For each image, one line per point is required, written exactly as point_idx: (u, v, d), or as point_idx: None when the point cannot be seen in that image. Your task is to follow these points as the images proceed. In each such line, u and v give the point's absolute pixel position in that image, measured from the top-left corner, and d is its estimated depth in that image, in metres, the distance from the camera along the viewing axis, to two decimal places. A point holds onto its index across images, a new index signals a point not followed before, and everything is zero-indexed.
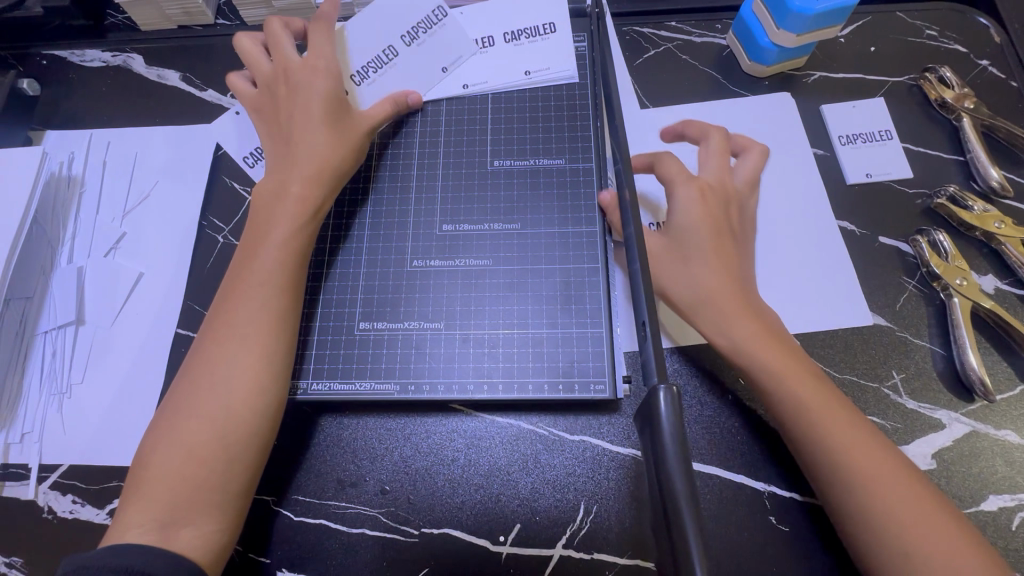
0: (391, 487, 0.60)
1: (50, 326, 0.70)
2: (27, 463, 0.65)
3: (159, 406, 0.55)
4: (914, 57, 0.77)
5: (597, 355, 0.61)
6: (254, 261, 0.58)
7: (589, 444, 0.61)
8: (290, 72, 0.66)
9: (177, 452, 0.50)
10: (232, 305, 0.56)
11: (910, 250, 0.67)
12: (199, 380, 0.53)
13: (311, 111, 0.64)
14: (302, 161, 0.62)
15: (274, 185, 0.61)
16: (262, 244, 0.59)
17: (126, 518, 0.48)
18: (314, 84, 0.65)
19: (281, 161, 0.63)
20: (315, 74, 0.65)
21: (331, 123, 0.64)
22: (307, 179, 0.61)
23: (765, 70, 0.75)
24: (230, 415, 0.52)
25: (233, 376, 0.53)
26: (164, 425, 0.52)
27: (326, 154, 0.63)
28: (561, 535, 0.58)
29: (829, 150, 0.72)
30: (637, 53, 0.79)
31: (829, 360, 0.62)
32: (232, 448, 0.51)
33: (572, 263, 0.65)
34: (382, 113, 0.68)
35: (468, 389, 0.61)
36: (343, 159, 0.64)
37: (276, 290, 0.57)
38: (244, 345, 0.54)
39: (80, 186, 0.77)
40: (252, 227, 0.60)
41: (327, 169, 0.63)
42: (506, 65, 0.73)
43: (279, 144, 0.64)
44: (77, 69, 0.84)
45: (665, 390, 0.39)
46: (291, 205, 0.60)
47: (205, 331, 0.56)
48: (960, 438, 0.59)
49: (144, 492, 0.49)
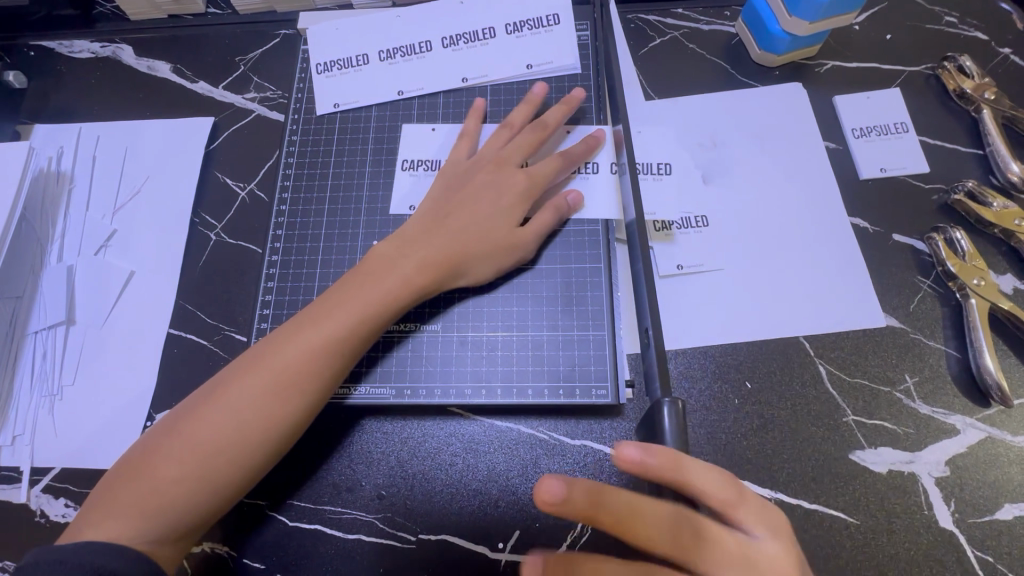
0: (387, 492, 0.59)
1: (40, 326, 0.68)
2: (18, 466, 0.63)
3: (178, 417, 0.51)
4: (932, 45, 0.73)
5: (599, 358, 0.60)
6: (335, 321, 0.53)
7: (591, 449, 0.59)
8: (529, 168, 0.62)
9: (192, 474, 0.49)
10: (293, 353, 0.51)
11: (924, 248, 0.64)
12: (219, 399, 0.50)
13: (478, 208, 0.60)
14: (433, 248, 0.57)
15: (392, 256, 0.57)
16: (342, 306, 0.54)
17: (101, 511, 0.48)
18: (513, 183, 0.61)
19: (413, 242, 0.58)
20: (520, 177, 0.62)
21: (496, 220, 0.60)
22: (424, 265, 0.56)
23: (776, 59, 0.72)
24: (236, 449, 0.49)
25: (253, 412, 0.50)
26: (185, 449, 0.49)
27: (466, 246, 0.58)
28: (561, 543, 0.57)
29: (842, 143, 0.69)
30: (642, 41, 0.76)
31: (838, 362, 0.60)
32: (225, 476, 0.49)
33: (574, 262, 0.63)
34: (545, 217, 0.61)
35: (465, 393, 0.60)
36: (483, 261, 0.59)
37: (329, 357, 0.52)
38: (276, 393, 0.50)
39: (70, 182, 0.75)
40: (348, 286, 0.55)
41: (455, 261, 0.58)
42: (506, 56, 0.70)
43: (426, 226, 0.59)
44: (65, 61, 0.82)
45: (669, 404, 0.42)
46: (395, 284, 0.55)
47: (253, 350, 0.53)
48: (975, 445, 0.57)
49: (146, 504, 0.48)
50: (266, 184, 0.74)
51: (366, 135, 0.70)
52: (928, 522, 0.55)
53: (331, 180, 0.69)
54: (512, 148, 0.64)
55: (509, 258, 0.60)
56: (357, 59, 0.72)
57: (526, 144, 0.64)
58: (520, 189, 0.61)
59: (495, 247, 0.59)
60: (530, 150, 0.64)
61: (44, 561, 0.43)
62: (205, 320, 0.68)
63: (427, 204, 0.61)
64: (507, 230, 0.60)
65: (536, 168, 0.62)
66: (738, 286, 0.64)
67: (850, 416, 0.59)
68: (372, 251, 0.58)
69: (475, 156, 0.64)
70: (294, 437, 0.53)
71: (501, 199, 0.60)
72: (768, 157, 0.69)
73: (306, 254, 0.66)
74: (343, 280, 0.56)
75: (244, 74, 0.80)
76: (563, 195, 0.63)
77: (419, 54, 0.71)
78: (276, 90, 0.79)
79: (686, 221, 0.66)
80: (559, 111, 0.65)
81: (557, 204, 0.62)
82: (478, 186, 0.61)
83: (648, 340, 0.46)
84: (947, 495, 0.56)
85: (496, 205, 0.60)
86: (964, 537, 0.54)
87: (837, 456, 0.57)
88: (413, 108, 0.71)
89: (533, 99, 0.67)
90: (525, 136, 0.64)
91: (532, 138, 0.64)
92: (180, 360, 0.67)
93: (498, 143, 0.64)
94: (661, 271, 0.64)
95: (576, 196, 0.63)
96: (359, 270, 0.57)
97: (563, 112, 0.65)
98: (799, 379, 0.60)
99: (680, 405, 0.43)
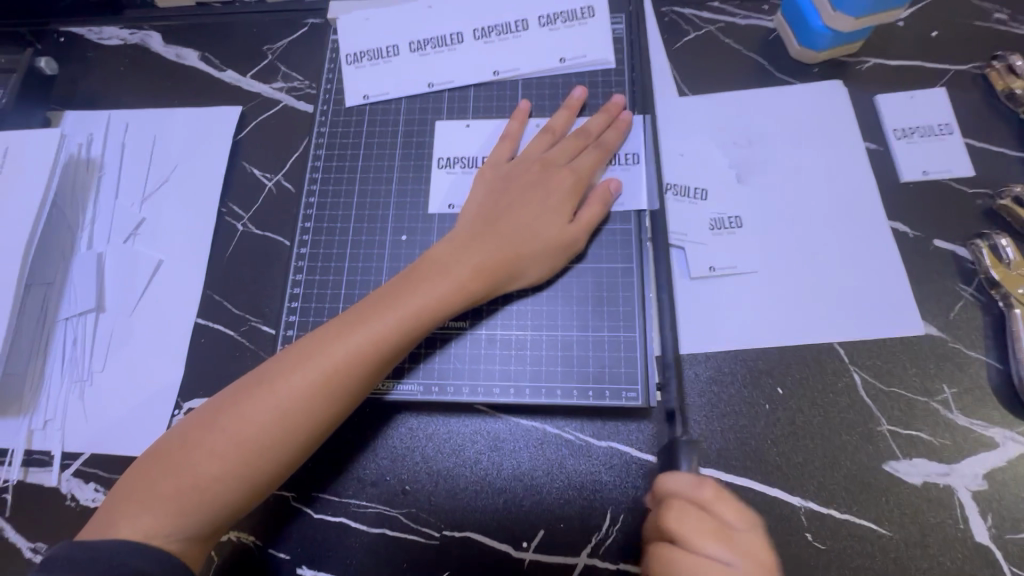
0: (412, 487, 0.59)
1: (71, 312, 0.69)
2: (50, 450, 0.64)
3: (218, 411, 0.50)
4: (980, 43, 0.71)
5: (629, 360, 0.59)
6: (385, 325, 0.52)
7: (618, 450, 0.58)
8: (575, 171, 0.61)
9: (232, 473, 0.49)
10: (339, 354, 0.51)
11: (967, 254, 0.62)
12: (256, 397, 0.50)
13: (528, 212, 0.59)
14: (483, 252, 0.56)
15: (446, 260, 0.56)
16: (390, 309, 0.53)
17: (136, 504, 0.48)
18: (561, 183, 0.60)
19: (462, 245, 0.57)
20: (568, 179, 0.60)
21: (546, 222, 0.58)
22: (475, 270, 0.55)
23: (816, 56, 0.70)
24: (276, 448, 0.49)
25: (294, 413, 0.50)
26: (226, 446, 0.49)
27: (517, 249, 0.57)
28: (587, 543, 0.56)
29: (883, 145, 0.67)
30: (677, 36, 0.74)
31: (873, 370, 0.59)
32: (260, 475, 0.49)
33: (605, 262, 0.62)
34: (593, 216, 0.60)
35: (493, 392, 0.59)
36: (537, 262, 0.58)
37: (375, 361, 0.52)
38: (319, 393, 0.50)
39: (99, 169, 0.75)
40: (395, 288, 0.55)
41: (506, 264, 0.57)
42: (539, 49, 0.69)
43: (473, 230, 0.58)
44: (95, 47, 0.82)
45: (686, 450, 0.49)
46: (448, 289, 0.54)
47: (296, 348, 0.53)
48: (1014, 458, 0.56)
49: (184, 501, 0.48)
50: (294, 175, 0.74)
51: (395, 128, 0.70)
52: (963, 535, 0.54)
53: (359, 173, 0.69)
54: (555, 152, 0.62)
55: (562, 258, 0.59)
56: (387, 50, 0.71)
57: (570, 149, 0.63)
58: (569, 190, 0.60)
59: (549, 247, 0.58)
60: (575, 155, 0.63)
61: (79, 559, 0.44)
62: (232, 310, 0.69)
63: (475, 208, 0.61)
64: (559, 227, 0.59)
65: (584, 172, 0.61)
66: (773, 290, 0.62)
67: (885, 425, 0.57)
68: (425, 254, 0.57)
69: (516, 159, 0.63)
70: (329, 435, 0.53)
71: (552, 201, 0.59)
72: (805, 158, 0.67)
73: (334, 248, 0.66)
74: (393, 281, 0.56)
75: (272, 63, 0.79)
76: (605, 184, 0.62)
77: (450, 46, 0.70)
78: (304, 80, 0.78)
79: (720, 221, 0.65)
80: (602, 118, 0.64)
81: (603, 195, 0.61)
82: (524, 191, 0.60)
83: None
84: (983, 508, 0.54)
85: (544, 208, 0.59)
86: (1000, 553, 0.53)
87: (870, 465, 0.56)
88: (443, 100, 0.70)
89: (573, 102, 0.66)
90: (568, 141, 0.63)
91: (576, 142, 0.63)
92: (207, 349, 0.67)
93: (540, 147, 0.63)
94: (693, 273, 0.63)
95: (617, 184, 0.62)
96: (409, 273, 0.56)
97: (606, 121, 0.64)
98: (832, 386, 0.59)
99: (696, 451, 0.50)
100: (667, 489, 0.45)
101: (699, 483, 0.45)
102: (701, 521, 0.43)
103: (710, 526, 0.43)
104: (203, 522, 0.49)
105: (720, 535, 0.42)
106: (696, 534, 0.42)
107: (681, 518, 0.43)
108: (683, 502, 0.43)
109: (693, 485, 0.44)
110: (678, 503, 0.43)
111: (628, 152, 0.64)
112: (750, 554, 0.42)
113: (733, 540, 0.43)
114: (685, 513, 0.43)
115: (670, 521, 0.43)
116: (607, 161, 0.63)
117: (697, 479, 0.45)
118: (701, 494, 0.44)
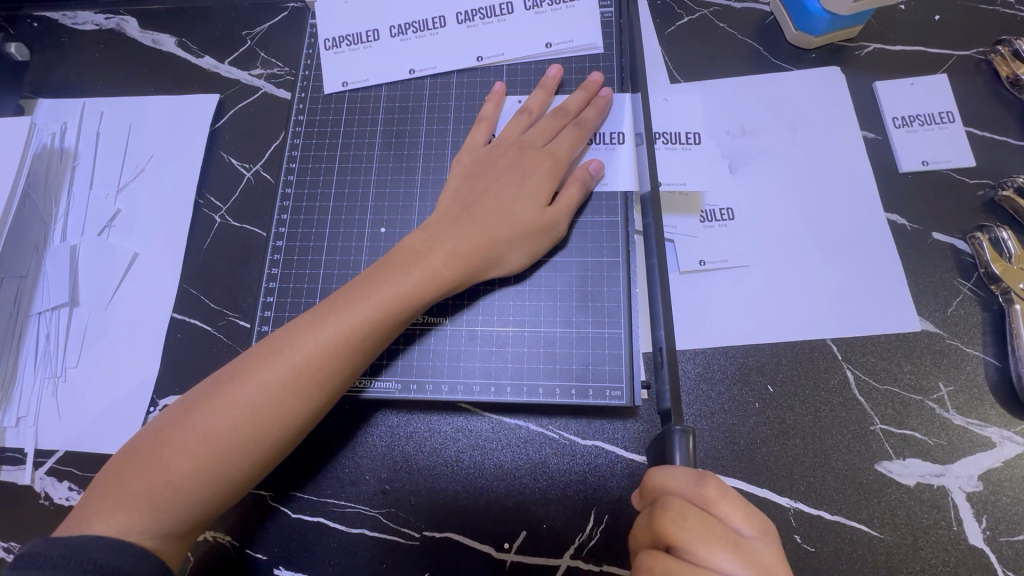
0: (392, 487, 0.58)
1: (44, 307, 0.67)
2: (22, 447, 0.63)
3: (190, 408, 0.49)
4: (985, 27, 0.68)
5: (614, 357, 0.57)
6: (358, 314, 0.50)
7: (602, 450, 0.57)
8: (554, 152, 0.59)
9: (205, 470, 0.47)
10: (312, 346, 0.49)
11: (966, 248, 0.60)
12: (229, 392, 0.48)
13: (506, 197, 0.57)
14: (460, 239, 0.54)
15: (423, 245, 0.54)
16: (366, 298, 0.51)
17: (109, 503, 0.46)
18: (539, 167, 0.58)
19: (439, 233, 0.55)
20: (546, 161, 0.58)
21: (525, 206, 0.56)
22: (452, 257, 0.54)
23: (813, 41, 0.67)
24: (251, 443, 0.48)
25: (268, 407, 0.48)
26: (199, 442, 0.47)
27: (495, 234, 0.55)
28: (569, 545, 0.55)
29: (882, 134, 0.65)
30: (670, 19, 0.71)
31: (867, 368, 0.57)
32: (235, 472, 0.48)
33: (590, 255, 0.60)
34: (572, 198, 0.58)
35: (474, 390, 0.57)
36: (517, 246, 0.56)
37: (350, 352, 0.50)
38: (293, 387, 0.48)
39: (73, 158, 0.73)
40: (370, 278, 0.53)
41: (484, 250, 0.55)
42: (525, 34, 0.66)
43: (450, 216, 0.56)
44: (69, 33, 0.79)
45: (679, 435, 0.42)
46: (423, 276, 0.52)
47: (269, 340, 0.51)
48: (1011, 459, 0.54)
49: (157, 499, 0.46)
50: (272, 165, 0.72)
51: (375, 116, 0.67)
52: (956, 538, 0.52)
53: (338, 163, 0.66)
54: (533, 134, 0.60)
55: (542, 243, 0.57)
56: (367, 35, 0.68)
57: (547, 130, 0.60)
58: (549, 172, 0.58)
59: (528, 230, 0.56)
60: (553, 136, 0.60)
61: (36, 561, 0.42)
62: (209, 304, 0.67)
63: (453, 193, 0.59)
64: (538, 211, 0.57)
65: (562, 153, 0.59)
66: (764, 285, 0.60)
67: (877, 425, 0.56)
68: (402, 241, 0.56)
69: (493, 143, 0.61)
70: (308, 430, 0.51)
71: (529, 183, 0.57)
72: (800, 147, 0.65)
73: (311, 240, 0.64)
74: (368, 270, 0.54)
75: (251, 49, 0.76)
76: (584, 166, 0.59)
77: (432, 31, 0.67)
78: (284, 67, 0.76)
79: (710, 213, 0.63)
80: (580, 96, 0.62)
81: (581, 176, 0.59)
82: (501, 176, 0.58)
83: (663, 357, 0.47)
84: (978, 510, 0.53)
85: (521, 191, 0.57)
86: (994, 556, 0.51)
87: (862, 466, 0.54)
88: (425, 88, 0.67)
89: (549, 81, 0.63)
90: (548, 123, 0.60)
91: (553, 123, 0.60)
92: (184, 344, 0.65)
93: (516, 130, 0.61)
94: (682, 267, 0.61)
95: (598, 165, 0.59)
96: (384, 261, 0.54)
97: (584, 99, 0.62)
98: (824, 384, 0.57)
99: (693, 437, 0.42)
100: (661, 487, 0.41)
101: (702, 481, 0.40)
102: (700, 525, 0.39)
103: (711, 530, 0.39)
104: (177, 522, 0.47)
105: (721, 540, 0.39)
106: (694, 538, 0.39)
107: (679, 521, 0.39)
108: (682, 504, 0.39)
109: (694, 484, 0.40)
110: (676, 505, 0.39)
111: (615, 130, 0.62)
112: (754, 561, 0.39)
113: (735, 543, 0.39)
114: (684, 516, 0.39)
115: (668, 527, 0.39)
116: (587, 140, 0.61)
117: (697, 475, 0.40)
118: (702, 493, 0.40)
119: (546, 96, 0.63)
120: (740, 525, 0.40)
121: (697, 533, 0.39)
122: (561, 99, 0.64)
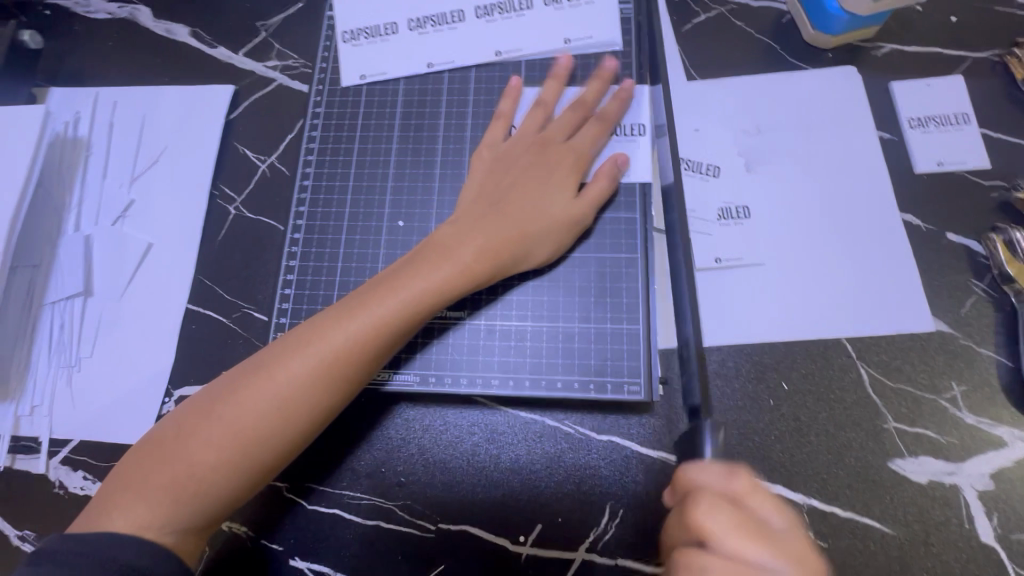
0: (408, 480, 0.58)
1: (57, 296, 0.67)
2: (37, 436, 0.63)
3: (213, 400, 0.49)
4: (1001, 29, 0.68)
5: (632, 353, 0.57)
6: (385, 309, 0.50)
7: (617, 445, 0.57)
8: (576, 147, 0.60)
9: (227, 463, 0.47)
10: (337, 340, 0.49)
11: (980, 249, 0.61)
12: (253, 385, 0.48)
13: (531, 192, 0.57)
14: (487, 235, 0.54)
15: (451, 240, 0.54)
16: (392, 294, 0.51)
17: (128, 496, 0.46)
18: (563, 161, 0.59)
19: (468, 226, 0.55)
20: (569, 156, 0.59)
21: (550, 201, 0.57)
22: (480, 253, 0.54)
23: (830, 40, 0.67)
24: (272, 438, 0.48)
25: (292, 401, 0.48)
26: (222, 434, 0.47)
27: (524, 228, 0.55)
28: (584, 539, 0.55)
29: (897, 134, 0.65)
30: (687, 17, 0.71)
31: (882, 366, 0.58)
32: (255, 465, 0.48)
33: (608, 251, 0.60)
34: (601, 192, 0.58)
35: (492, 384, 0.58)
36: (545, 241, 0.56)
37: (375, 347, 0.50)
38: (317, 381, 0.48)
39: (86, 148, 0.73)
40: (394, 274, 0.53)
41: (512, 245, 0.55)
42: (543, 29, 0.66)
43: (476, 211, 0.56)
44: (82, 21, 0.78)
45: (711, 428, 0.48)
46: (450, 273, 0.52)
47: (293, 334, 0.51)
48: (1022, 458, 0.55)
49: (177, 493, 0.46)
50: (289, 156, 0.71)
51: (393, 109, 0.67)
52: (968, 536, 0.53)
53: (356, 155, 0.66)
54: (554, 129, 0.61)
55: (568, 237, 0.58)
56: (386, 28, 0.68)
57: (568, 125, 0.61)
58: (571, 167, 0.59)
59: (556, 223, 0.57)
60: (573, 131, 0.61)
61: (55, 554, 0.42)
62: (224, 296, 0.67)
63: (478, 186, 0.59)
64: (564, 205, 0.57)
65: (585, 147, 0.60)
66: (779, 285, 0.61)
67: (891, 423, 0.56)
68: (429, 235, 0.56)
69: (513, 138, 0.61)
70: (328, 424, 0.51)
71: (554, 179, 0.58)
72: (817, 146, 0.65)
73: (328, 234, 0.64)
74: (394, 264, 0.54)
75: (266, 40, 0.76)
76: (611, 159, 0.60)
77: (450, 24, 0.67)
78: (299, 59, 0.75)
79: (727, 212, 0.63)
80: (598, 89, 0.62)
81: (609, 171, 0.59)
82: (525, 171, 0.58)
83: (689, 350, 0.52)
84: (989, 508, 0.53)
85: (544, 184, 0.58)
86: (1004, 553, 0.52)
87: (875, 463, 0.55)
88: (443, 82, 0.67)
89: (562, 72, 0.64)
90: (567, 118, 0.61)
91: (574, 118, 0.61)
92: (199, 336, 0.65)
93: (536, 124, 0.61)
94: (699, 264, 0.62)
95: (625, 159, 0.60)
96: (411, 257, 0.54)
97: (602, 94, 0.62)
98: (839, 382, 0.57)
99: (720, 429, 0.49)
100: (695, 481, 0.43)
101: (731, 475, 0.43)
102: (731, 516, 0.40)
103: (742, 521, 0.40)
104: (196, 515, 0.47)
105: (750, 530, 0.40)
106: (727, 530, 0.39)
107: (710, 512, 0.40)
108: (713, 495, 0.41)
109: (724, 477, 0.42)
110: (708, 496, 0.41)
111: (634, 123, 0.62)
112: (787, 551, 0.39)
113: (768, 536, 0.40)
114: (716, 507, 0.40)
115: (700, 518, 0.40)
116: (608, 133, 0.61)
117: (727, 471, 0.43)
118: (734, 487, 0.42)
119: (562, 90, 0.63)
120: (774, 521, 0.41)
121: (734, 527, 0.39)
122: (578, 91, 0.64)
